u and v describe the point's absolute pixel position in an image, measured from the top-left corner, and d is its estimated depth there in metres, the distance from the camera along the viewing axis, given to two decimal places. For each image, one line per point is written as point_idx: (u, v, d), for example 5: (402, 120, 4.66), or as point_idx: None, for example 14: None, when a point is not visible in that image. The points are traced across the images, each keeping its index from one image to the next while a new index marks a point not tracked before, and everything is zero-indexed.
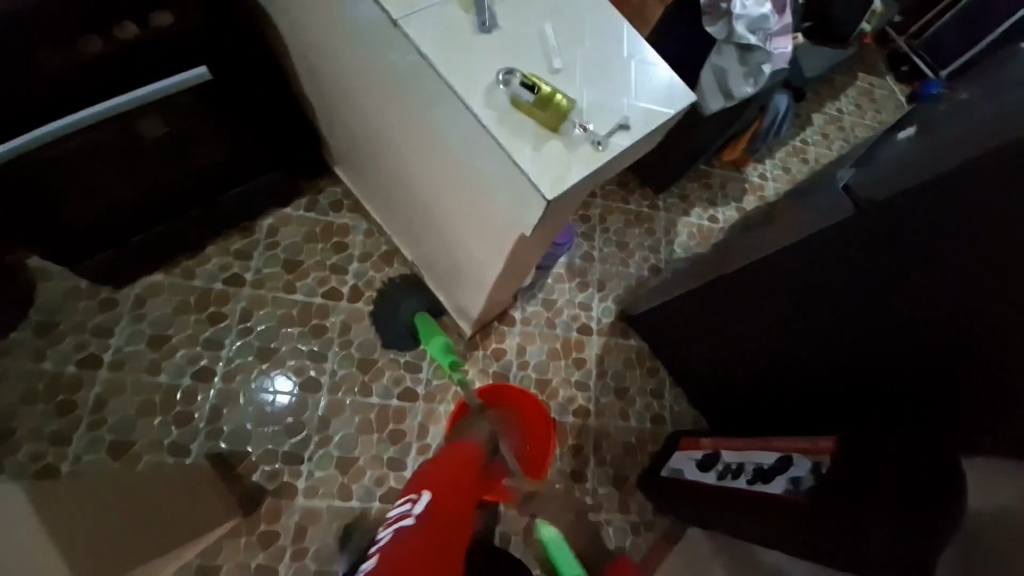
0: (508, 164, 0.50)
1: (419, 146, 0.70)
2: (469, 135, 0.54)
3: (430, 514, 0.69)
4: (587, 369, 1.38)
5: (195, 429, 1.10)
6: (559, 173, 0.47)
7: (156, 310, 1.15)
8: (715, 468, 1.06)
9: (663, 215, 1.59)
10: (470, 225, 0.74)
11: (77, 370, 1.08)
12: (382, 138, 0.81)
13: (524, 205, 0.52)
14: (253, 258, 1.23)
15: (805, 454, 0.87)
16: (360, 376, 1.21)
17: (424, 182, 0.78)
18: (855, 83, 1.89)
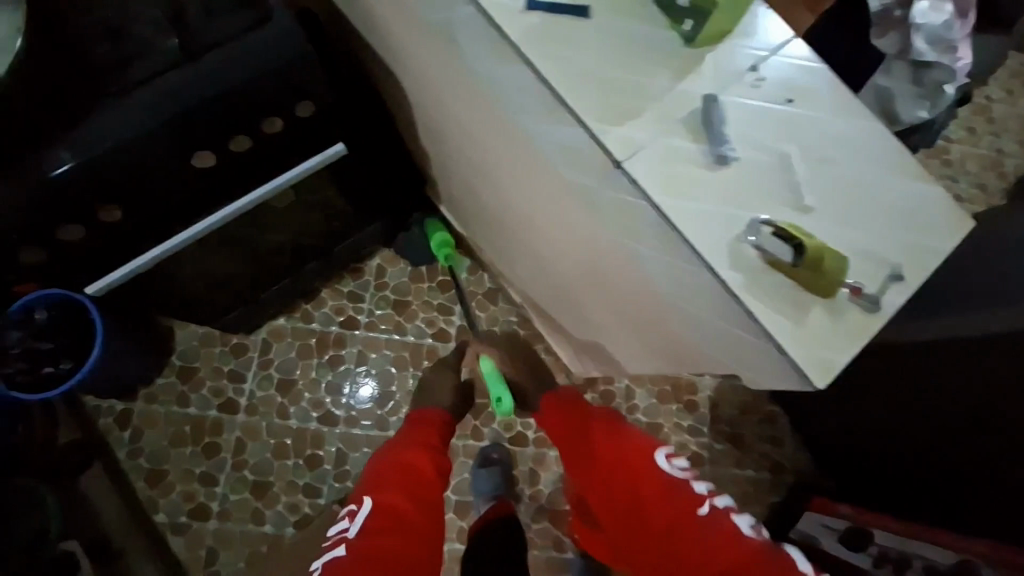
0: (752, 332, 0.43)
1: (585, 246, 0.65)
2: (685, 281, 0.48)
3: (368, 530, 0.77)
4: (701, 414, 1.31)
5: (324, 472, 1.14)
6: (830, 354, 0.40)
7: (282, 354, 1.19)
8: (868, 552, 1.01)
9: None
10: (635, 320, 0.70)
11: (217, 413, 1.15)
12: (529, 220, 0.77)
13: (765, 366, 0.46)
14: (365, 299, 1.25)
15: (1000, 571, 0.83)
16: (471, 421, 1.22)
17: (578, 271, 0.74)
18: (1009, 62, 1.59)
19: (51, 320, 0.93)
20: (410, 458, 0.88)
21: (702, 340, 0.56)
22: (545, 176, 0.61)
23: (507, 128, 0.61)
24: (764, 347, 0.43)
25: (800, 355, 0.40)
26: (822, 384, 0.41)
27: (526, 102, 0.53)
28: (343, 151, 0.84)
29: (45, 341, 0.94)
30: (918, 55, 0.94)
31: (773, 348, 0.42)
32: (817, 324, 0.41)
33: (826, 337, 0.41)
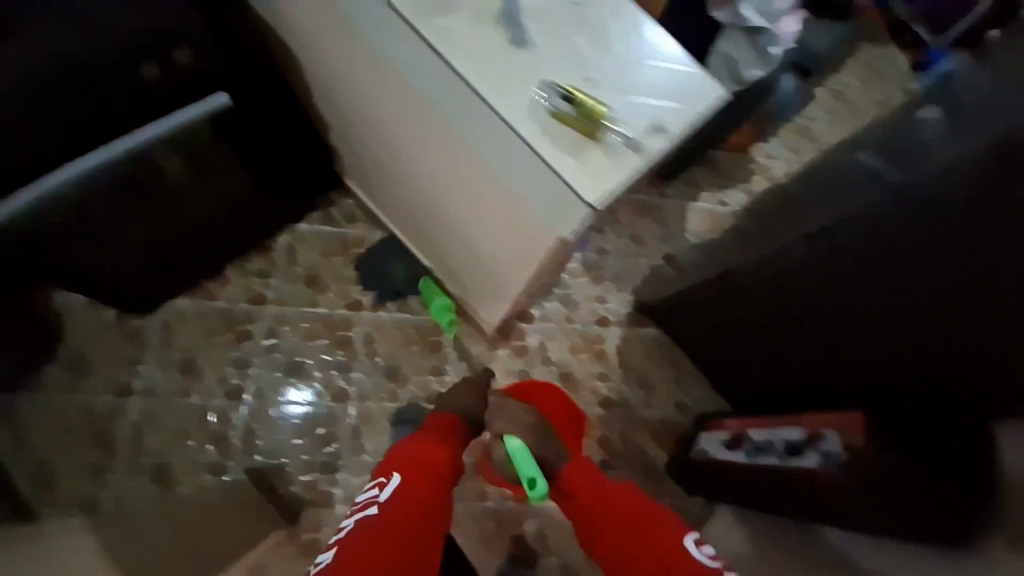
0: (547, 176, 0.52)
1: (444, 164, 0.73)
2: (503, 151, 0.56)
3: (395, 500, 0.77)
4: (609, 362, 1.40)
5: (232, 449, 1.11)
6: (601, 181, 0.49)
7: (183, 334, 1.16)
8: (742, 448, 1.08)
9: (673, 205, 1.60)
10: (497, 237, 0.77)
11: (113, 398, 1.10)
12: (406, 158, 0.84)
13: (563, 216, 0.54)
14: (274, 275, 1.24)
15: (832, 426, 0.88)
16: (388, 385, 1.22)
17: (448, 198, 0.80)
18: (859, 56, 1.88)
19: None
20: (435, 453, 0.89)
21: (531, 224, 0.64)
22: (399, 97, 0.68)
23: (362, 56, 0.69)
24: (560, 187, 0.51)
25: (576, 183, 0.49)
26: (600, 208, 0.50)
27: (373, 22, 0.60)
28: (228, 102, 0.88)
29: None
30: (747, 22, 1.10)
31: (563, 184, 0.51)
32: (592, 158, 0.50)
33: (602, 172, 0.50)
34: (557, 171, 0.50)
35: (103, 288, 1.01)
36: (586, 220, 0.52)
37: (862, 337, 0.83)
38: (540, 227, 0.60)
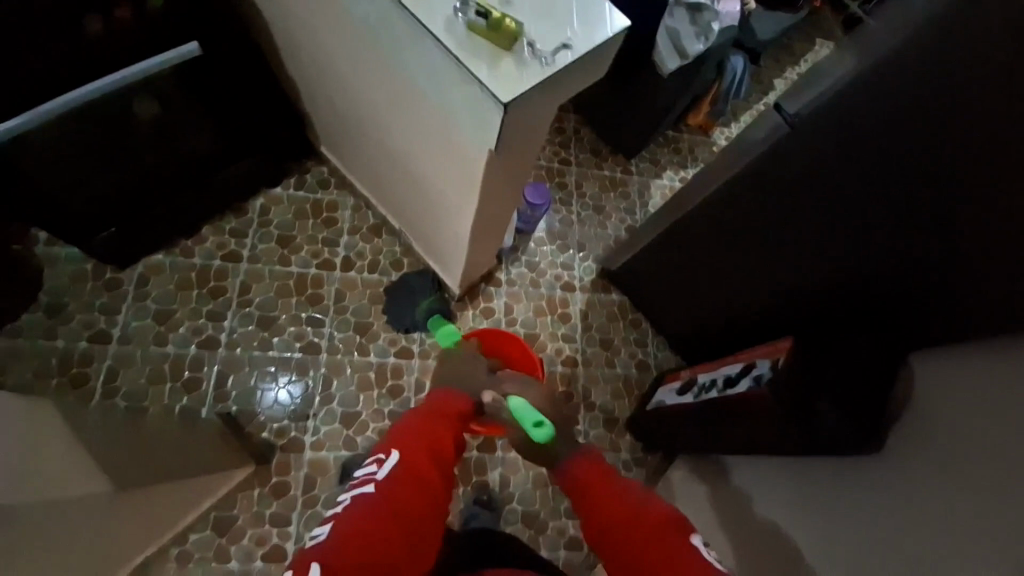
0: (470, 86, 0.64)
1: (397, 98, 0.85)
2: (438, 75, 0.68)
3: (394, 478, 0.73)
4: (573, 324, 1.46)
5: (204, 394, 1.16)
6: (510, 82, 0.61)
7: (160, 287, 1.21)
8: (691, 390, 1.16)
9: (636, 179, 1.69)
10: (445, 167, 0.87)
11: (88, 344, 1.14)
12: (369, 102, 0.96)
13: (487, 122, 0.66)
14: (248, 235, 1.30)
15: (766, 357, 1.00)
16: (357, 339, 1.28)
17: (404, 135, 0.92)
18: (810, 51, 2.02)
19: None
20: (438, 433, 0.85)
21: (469, 146, 0.75)
22: (359, 39, 0.82)
23: (328, 5, 0.83)
24: (481, 93, 0.63)
25: (489, 84, 0.61)
26: (509, 103, 0.61)
27: None
28: (195, 51, 0.99)
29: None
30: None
31: (482, 89, 0.62)
32: (502, 66, 0.62)
33: (512, 78, 0.62)
34: (477, 79, 0.62)
35: (84, 229, 1.08)
36: (502, 119, 0.63)
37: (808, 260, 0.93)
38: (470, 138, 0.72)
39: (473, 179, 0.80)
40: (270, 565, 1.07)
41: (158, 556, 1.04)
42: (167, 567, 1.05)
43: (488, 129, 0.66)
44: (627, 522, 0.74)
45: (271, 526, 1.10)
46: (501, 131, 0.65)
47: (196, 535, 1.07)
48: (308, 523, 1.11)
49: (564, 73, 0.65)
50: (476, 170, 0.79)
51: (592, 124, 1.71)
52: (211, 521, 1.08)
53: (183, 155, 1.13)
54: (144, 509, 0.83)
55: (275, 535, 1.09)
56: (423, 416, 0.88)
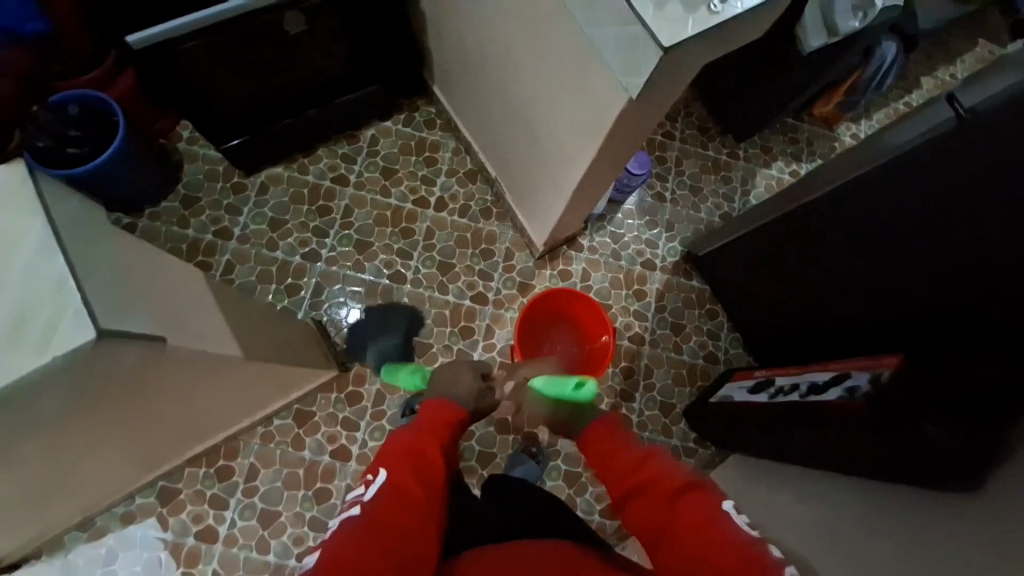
0: (629, 25, 0.62)
1: (535, 35, 0.85)
2: (594, 10, 0.66)
3: (380, 503, 0.69)
4: (647, 302, 1.44)
5: (301, 300, 1.27)
6: (674, 26, 0.59)
7: (276, 197, 1.33)
8: (766, 390, 1.12)
9: (741, 166, 1.59)
10: (567, 112, 0.87)
11: (212, 238, 1.28)
12: (500, 39, 0.97)
13: (637, 64, 0.64)
14: (357, 162, 1.38)
15: (866, 369, 0.95)
16: (439, 277, 1.34)
17: (531, 76, 0.93)
18: (974, 50, 1.77)
19: (81, 117, 1.14)
20: (424, 445, 0.78)
21: (607, 89, 0.74)
22: None
23: None
24: (640, 35, 0.61)
25: (652, 23, 0.60)
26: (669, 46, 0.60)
27: None
28: None
29: (73, 130, 1.13)
30: None
31: (643, 30, 0.61)
32: (670, 7, 0.60)
33: (677, 22, 0.60)
34: (640, 18, 0.60)
35: (224, 130, 1.19)
36: (656, 63, 0.62)
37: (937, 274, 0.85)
38: (611, 80, 0.70)
39: (599, 125, 0.80)
40: (337, 462, 1.19)
41: (247, 431, 1.19)
42: (252, 442, 1.19)
43: (635, 73, 0.65)
44: (656, 498, 0.72)
45: (341, 428, 1.21)
46: (650, 77, 0.64)
47: (279, 421, 1.21)
48: (373, 433, 1.21)
49: (729, 24, 0.62)
50: (604, 117, 0.78)
51: (705, 100, 1.62)
52: (293, 412, 1.21)
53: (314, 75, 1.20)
54: (248, 386, 0.94)
55: (344, 437, 1.21)
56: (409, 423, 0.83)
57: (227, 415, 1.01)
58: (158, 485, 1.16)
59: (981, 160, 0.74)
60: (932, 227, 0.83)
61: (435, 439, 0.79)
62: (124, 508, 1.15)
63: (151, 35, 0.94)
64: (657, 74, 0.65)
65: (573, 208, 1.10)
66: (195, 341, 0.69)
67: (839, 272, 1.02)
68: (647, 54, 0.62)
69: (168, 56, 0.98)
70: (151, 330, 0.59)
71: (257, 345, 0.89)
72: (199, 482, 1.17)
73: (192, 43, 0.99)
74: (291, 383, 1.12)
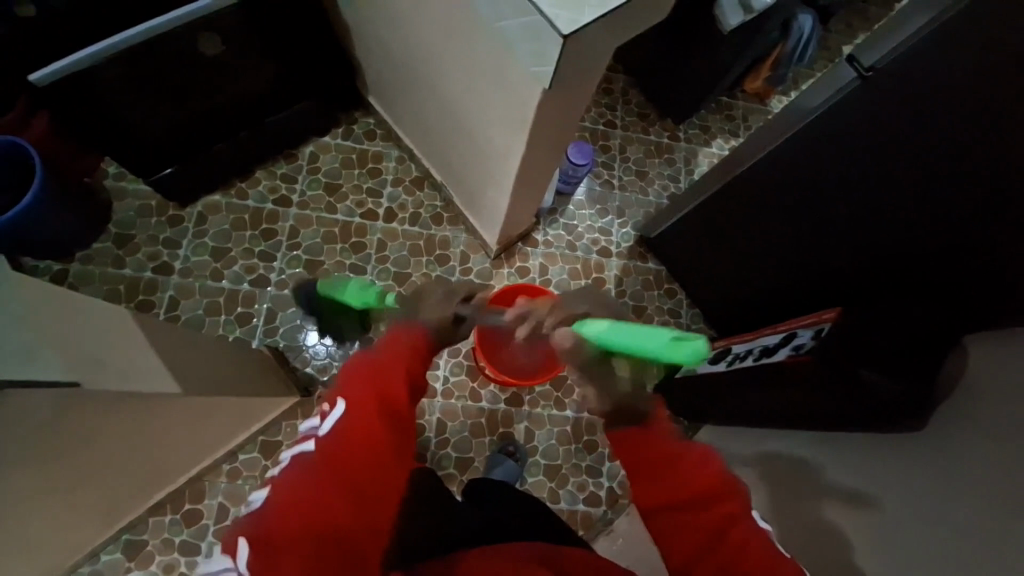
0: (529, 13, 0.62)
1: (454, 35, 0.85)
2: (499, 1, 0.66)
3: (337, 437, 0.61)
4: (607, 289, 1.46)
5: (254, 328, 1.23)
6: (571, 13, 0.60)
7: (216, 225, 1.28)
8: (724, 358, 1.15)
9: (683, 146, 1.64)
10: (496, 107, 0.87)
11: (152, 275, 1.23)
12: (423, 43, 0.97)
13: (545, 54, 0.65)
14: (298, 181, 1.35)
15: (808, 326, 0.98)
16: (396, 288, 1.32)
17: (457, 77, 0.93)
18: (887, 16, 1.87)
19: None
20: (391, 374, 0.68)
21: (526, 77, 0.74)
22: None
23: None
24: (539, 23, 0.62)
25: (551, 11, 0.61)
26: (569, 32, 0.61)
27: None
28: None
29: None
30: None
31: (542, 19, 0.62)
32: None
33: (575, 8, 0.61)
34: (538, 6, 0.61)
35: (149, 162, 1.14)
36: (560, 49, 0.63)
37: (864, 227, 0.90)
38: (528, 72, 0.71)
39: (524, 114, 0.80)
40: None
41: (212, 470, 1.14)
42: (219, 481, 1.15)
43: (544, 60, 0.66)
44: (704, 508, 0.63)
45: None
46: (558, 64, 0.65)
47: (245, 456, 1.17)
48: None
49: (629, 7, 0.63)
50: (529, 109, 0.78)
51: (641, 87, 1.65)
52: (258, 444, 1.17)
53: (239, 97, 1.17)
54: (200, 423, 0.90)
55: None
56: (375, 348, 0.72)
57: (183, 455, 0.97)
58: (122, 539, 1.10)
59: (885, 115, 0.78)
60: (853, 185, 0.88)
61: (403, 368, 0.69)
62: (87, 570, 1.08)
63: (55, 71, 0.91)
64: (568, 62, 0.66)
65: (518, 202, 1.11)
66: (115, 380, 0.63)
67: (779, 237, 1.06)
68: (551, 43, 0.62)
69: (79, 92, 0.95)
70: (58, 376, 0.55)
71: (207, 381, 0.87)
72: (166, 531, 1.12)
73: (103, 73, 0.95)
74: (254, 412, 1.09)
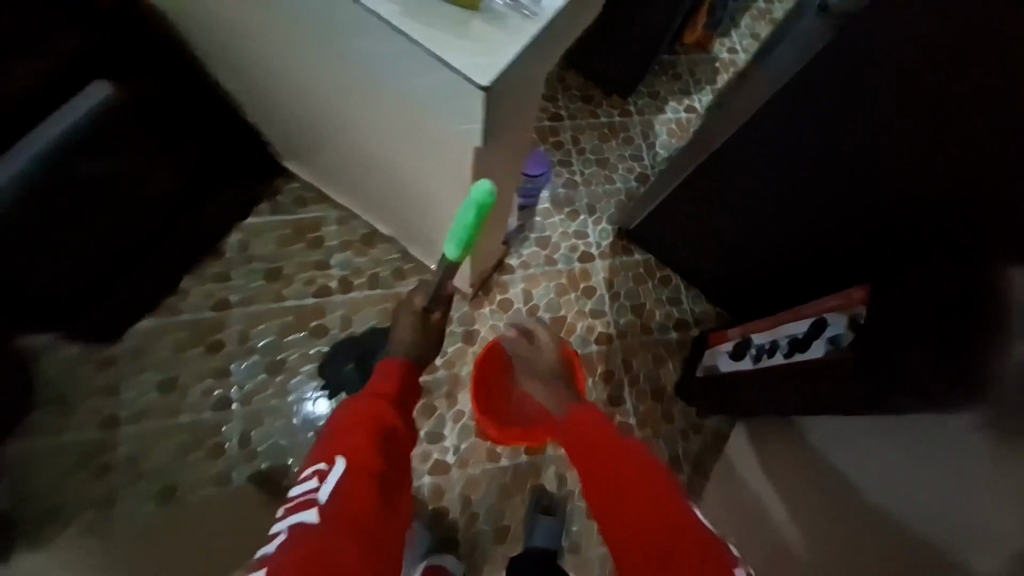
0: (439, 71, 0.53)
1: (356, 99, 0.74)
2: (397, 62, 0.57)
3: (348, 497, 0.54)
4: (600, 296, 1.33)
5: (231, 457, 1.08)
6: (489, 59, 0.51)
7: (156, 354, 1.11)
8: (748, 353, 1.05)
9: (637, 120, 1.51)
10: (427, 167, 0.76)
11: (101, 431, 1.08)
12: (326, 109, 0.84)
13: (467, 111, 0.55)
14: (233, 276, 1.18)
15: (839, 313, 0.88)
16: None
17: (373, 138, 0.81)
18: None
19: None
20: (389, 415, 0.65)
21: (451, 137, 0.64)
22: (296, 41, 0.70)
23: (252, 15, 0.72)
24: (450, 77, 0.53)
25: (462, 64, 0.51)
26: (491, 83, 0.51)
27: None
28: (108, 88, 0.89)
29: None
30: None
31: (452, 72, 0.52)
32: (479, 31, 0.52)
33: (492, 50, 0.52)
34: (448, 64, 0.52)
35: (53, 313, 0.97)
36: (485, 107, 0.53)
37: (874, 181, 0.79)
38: (452, 131, 0.62)
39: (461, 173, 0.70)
40: None
41: None
42: None
43: (469, 117, 0.56)
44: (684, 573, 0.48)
45: None
46: (488, 120, 0.56)
47: None
48: None
49: (553, 25, 0.55)
50: (465, 166, 0.68)
51: (577, 66, 1.51)
52: None
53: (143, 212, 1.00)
54: None
55: None
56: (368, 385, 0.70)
57: None
58: None
59: (877, 52, 0.66)
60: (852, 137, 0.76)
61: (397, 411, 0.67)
62: None
63: None
64: (498, 111, 0.57)
65: (479, 244, 0.99)
66: None
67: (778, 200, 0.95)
68: (472, 100, 0.53)
69: None
70: None
71: None
72: None
73: None
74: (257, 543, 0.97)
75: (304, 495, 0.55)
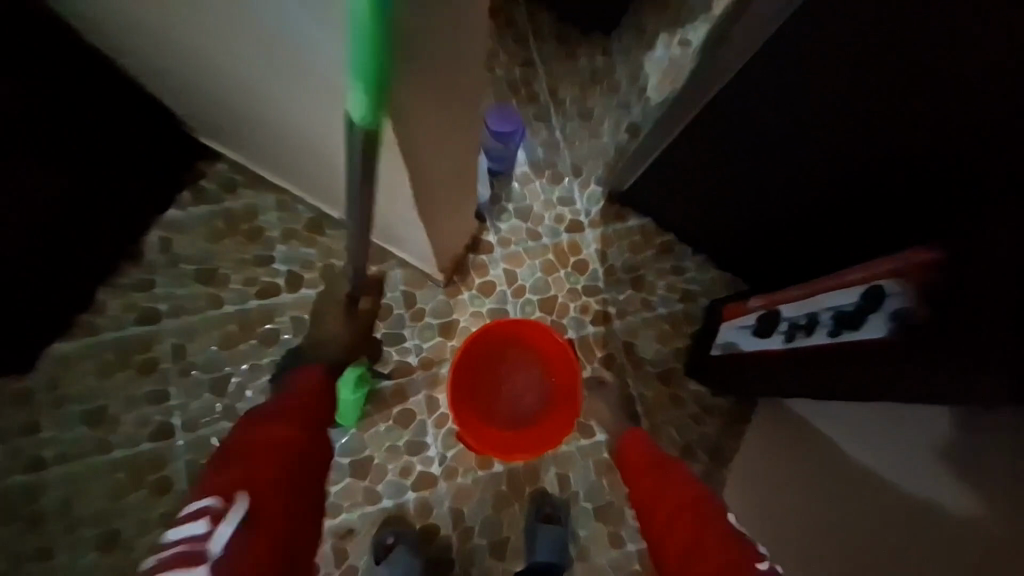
0: None
1: (227, 40, 0.58)
2: None
3: (246, 535, 0.51)
4: (593, 270, 1.16)
5: (179, 494, 0.93)
6: None
7: (76, 382, 0.95)
8: (778, 331, 0.88)
9: (624, 62, 1.30)
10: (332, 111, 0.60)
11: (21, 479, 0.91)
12: (207, 65, 0.68)
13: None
14: (158, 283, 1.00)
15: (897, 278, 0.66)
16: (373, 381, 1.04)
17: (270, 92, 0.65)
18: None
19: None
20: (290, 438, 0.63)
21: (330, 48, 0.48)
22: None
23: None
24: None
25: None
26: None
27: None
28: None
29: None
30: None
31: None
32: None
33: None
34: None
35: None
36: None
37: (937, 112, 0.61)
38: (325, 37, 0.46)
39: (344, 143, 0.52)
40: None
41: None
42: None
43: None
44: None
45: None
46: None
47: None
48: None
49: None
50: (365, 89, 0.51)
51: (549, 3, 1.28)
52: None
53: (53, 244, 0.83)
54: None
55: None
56: (265, 411, 0.67)
57: None
58: None
59: None
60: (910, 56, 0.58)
61: (299, 433, 0.65)
62: None
63: None
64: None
65: (430, 200, 0.80)
66: None
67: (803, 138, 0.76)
68: None
69: None
70: None
71: None
72: None
73: None
74: None
75: (184, 544, 0.50)
